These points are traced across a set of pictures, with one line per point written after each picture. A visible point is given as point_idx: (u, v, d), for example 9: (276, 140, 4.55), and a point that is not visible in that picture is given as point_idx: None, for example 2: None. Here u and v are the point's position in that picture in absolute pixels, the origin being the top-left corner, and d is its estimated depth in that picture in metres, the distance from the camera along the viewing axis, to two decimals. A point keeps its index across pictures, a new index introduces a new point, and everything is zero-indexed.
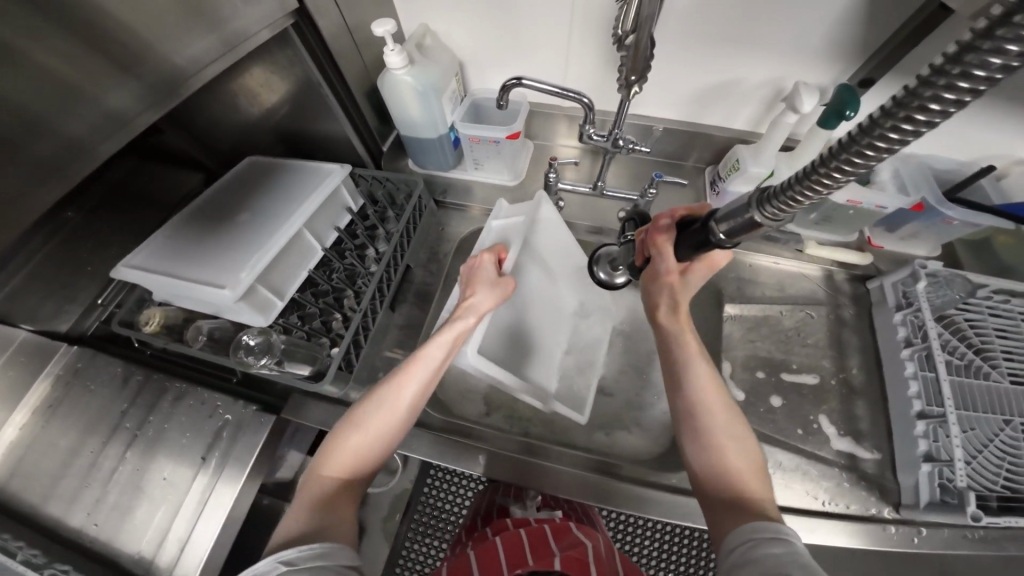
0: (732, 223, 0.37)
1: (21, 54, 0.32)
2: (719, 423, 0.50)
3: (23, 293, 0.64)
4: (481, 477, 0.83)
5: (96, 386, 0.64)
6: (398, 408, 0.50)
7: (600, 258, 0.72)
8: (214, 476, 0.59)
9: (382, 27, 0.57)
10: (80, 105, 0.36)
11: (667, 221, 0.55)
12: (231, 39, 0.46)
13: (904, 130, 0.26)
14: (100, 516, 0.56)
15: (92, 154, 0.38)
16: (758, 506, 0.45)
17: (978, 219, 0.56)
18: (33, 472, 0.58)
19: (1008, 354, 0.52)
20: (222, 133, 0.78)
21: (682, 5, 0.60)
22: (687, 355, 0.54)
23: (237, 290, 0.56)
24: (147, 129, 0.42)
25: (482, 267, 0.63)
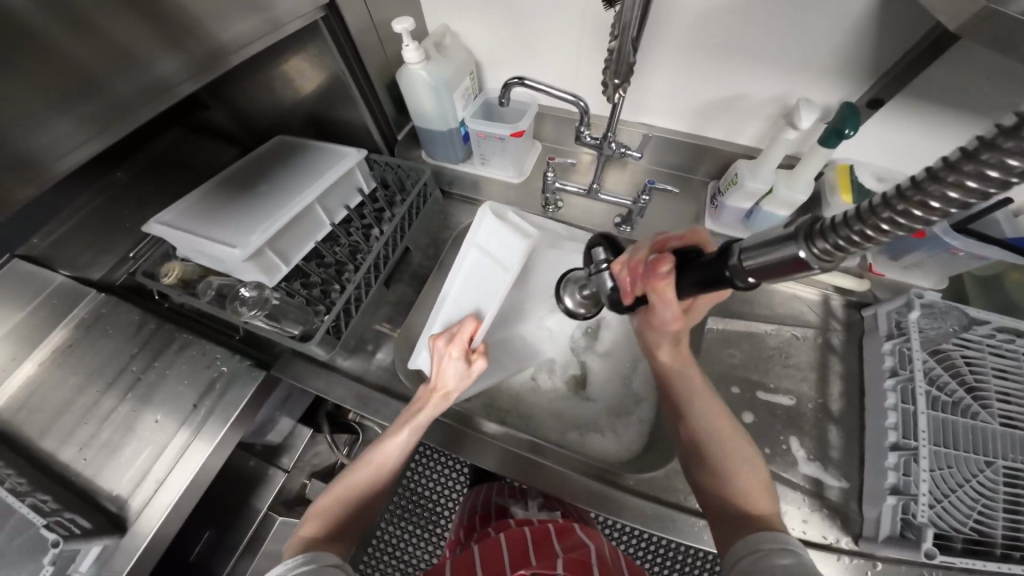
0: (766, 260, 0.27)
1: (89, 22, 0.37)
2: (724, 448, 0.49)
3: (66, 241, 0.73)
4: (464, 481, 0.88)
5: (112, 331, 0.71)
6: (394, 455, 0.54)
7: (567, 282, 0.63)
8: (196, 429, 0.65)
9: (401, 24, 0.61)
10: (129, 67, 0.41)
11: (668, 264, 0.42)
12: (269, 25, 0.52)
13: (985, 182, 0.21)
14: (90, 452, 0.62)
15: (133, 114, 0.43)
16: (768, 520, 0.44)
17: (985, 251, 0.54)
18: (41, 405, 0.64)
19: (1005, 397, 0.50)
20: (257, 116, 0.85)
21: (686, 20, 0.62)
22: (692, 386, 0.53)
23: (246, 250, 0.60)
24: (185, 97, 0.47)
25: (448, 360, 0.55)
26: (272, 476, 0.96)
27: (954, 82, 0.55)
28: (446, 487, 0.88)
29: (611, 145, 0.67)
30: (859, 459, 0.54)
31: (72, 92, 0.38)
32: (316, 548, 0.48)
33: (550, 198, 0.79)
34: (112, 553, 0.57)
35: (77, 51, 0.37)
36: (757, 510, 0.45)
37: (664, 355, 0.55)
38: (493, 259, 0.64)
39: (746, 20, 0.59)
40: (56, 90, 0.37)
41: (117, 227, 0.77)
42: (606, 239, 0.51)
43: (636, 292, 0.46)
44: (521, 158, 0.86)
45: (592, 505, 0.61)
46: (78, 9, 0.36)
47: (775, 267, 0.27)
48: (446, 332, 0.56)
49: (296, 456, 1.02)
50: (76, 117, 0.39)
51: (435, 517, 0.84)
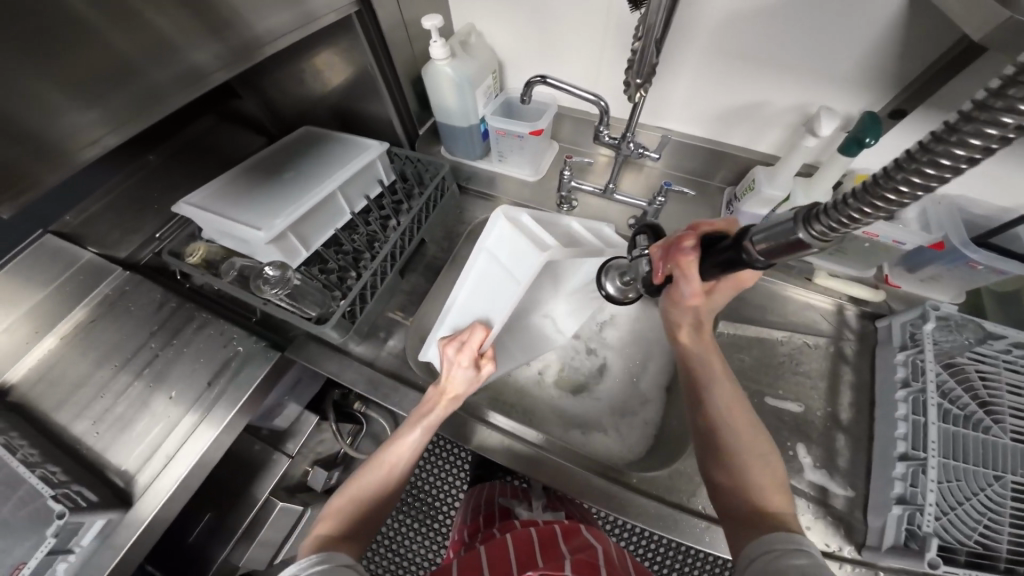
0: (771, 241, 0.31)
1: (134, 12, 0.39)
2: (741, 440, 0.50)
3: (97, 219, 0.77)
4: (466, 483, 0.92)
5: (134, 308, 0.74)
6: (405, 452, 0.55)
7: (608, 269, 0.65)
8: (203, 413, 0.65)
9: (430, 21, 0.63)
10: (169, 55, 0.43)
11: (693, 242, 0.47)
12: (305, 17, 0.54)
13: (952, 162, 0.22)
14: (102, 426, 0.63)
15: (168, 100, 0.45)
16: (775, 517, 0.44)
17: (1004, 265, 0.53)
18: (60, 376, 0.67)
19: (1018, 413, 0.49)
20: (285, 106, 0.88)
21: (710, 26, 0.63)
22: (709, 371, 0.54)
23: (270, 233, 0.62)
24: (219, 84, 0.48)
25: (456, 369, 0.57)
26: (275, 462, 0.95)
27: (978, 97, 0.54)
28: (449, 489, 0.92)
29: (629, 145, 0.67)
30: (866, 469, 0.54)
31: (114, 79, 0.39)
32: (332, 545, 0.48)
33: (565, 196, 0.80)
34: (115, 527, 0.58)
35: (119, 38, 0.39)
36: (762, 504, 0.46)
37: (685, 340, 0.57)
38: (504, 268, 0.62)
39: (770, 28, 0.60)
40: (97, 76, 0.38)
41: (147, 208, 0.81)
42: (648, 226, 0.56)
43: (665, 272, 0.51)
44: (538, 157, 0.87)
45: (591, 499, 0.61)
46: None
47: (778, 247, 0.30)
48: (456, 339, 0.58)
49: (301, 442, 1.02)
50: (114, 104, 0.40)
51: (435, 513, 0.89)
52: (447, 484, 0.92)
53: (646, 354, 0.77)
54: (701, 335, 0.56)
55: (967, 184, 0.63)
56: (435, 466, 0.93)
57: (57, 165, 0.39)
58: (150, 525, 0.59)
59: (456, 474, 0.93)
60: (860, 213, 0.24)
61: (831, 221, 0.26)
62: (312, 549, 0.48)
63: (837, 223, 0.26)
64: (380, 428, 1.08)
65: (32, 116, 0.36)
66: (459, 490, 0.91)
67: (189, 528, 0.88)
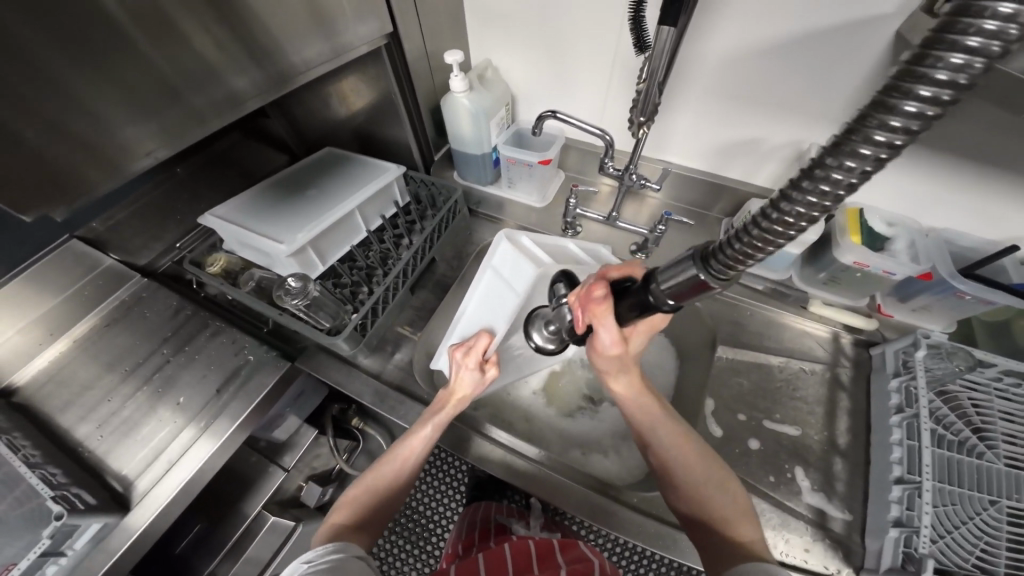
0: (676, 280, 0.33)
1: (186, 42, 0.43)
2: (697, 477, 0.50)
3: (123, 226, 0.79)
4: (461, 504, 0.90)
5: (150, 314, 0.77)
6: (416, 448, 0.56)
7: (535, 319, 0.64)
8: (202, 428, 0.65)
9: (453, 56, 0.69)
10: (211, 82, 0.47)
11: (603, 288, 0.47)
12: (338, 49, 0.60)
13: (837, 183, 0.22)
14: (106, 430, 0.64)
15: (206, 123, 0.49)
16: (749, 548, 0.44)
17: (991, 296, 0.56)
18: (70, 378, 0.69)
19: (1011, 439, 0.50)
20: (311, 126, 0.94)
21: (708, 68, 0.69)
22: (649, 417, 0.54)
23: (292, 246, 0.65)
24: (252, 109, 0.53)
25: (465, 371, 0.58)
26: (271, 476, 0.95)
27: (975, 139, 0.57)
28: (444, 510, 0.89)
29: (632, 176, 0.72)
30: (863, 493, 0.54)
31: (162, 100, 0.44)
32: (345, 535, 0.49)
33: (570, 222, 0.84)
34: (111, 530, 0.57)
35: (166, 70, 0.43)
36: (740, 536, 0.46)
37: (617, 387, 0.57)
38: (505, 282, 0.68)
39: (761, 73, 0.66)
40: (147, 98, 0.42)
41: (169, 217, 0.84)
42: (565, 275, 0.56)
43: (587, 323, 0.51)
44: (545, 185, 0.92)
45: (592, 517, 0.61)
46: (180, 30, 0.42)
47: (686, 287, 0.33)
48: (463, 345, 0.60)
49: (299, 455, 1.01)
50: (163, 123, 0.45)
51: (428, 534, 0.87)
52: (443, 505, 0.90)
53: None
54: (630, 379, 0.56)
55: (958, 217, 0.66)
56: (432, 485, 0.92)
57: (106, 173, 0.42)
58: (146, 531, 0.59)
59: (451, 491, 0.91)
60: (755, 243, 0.26)
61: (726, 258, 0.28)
62: (324, 540, 0.49)
63: (729, 260, 0.28)
64: (376, 446, 1.07)
65: (87, 130, 0.39)
66: (454, 511, 0.89)
67: (178, 538, 0.85)
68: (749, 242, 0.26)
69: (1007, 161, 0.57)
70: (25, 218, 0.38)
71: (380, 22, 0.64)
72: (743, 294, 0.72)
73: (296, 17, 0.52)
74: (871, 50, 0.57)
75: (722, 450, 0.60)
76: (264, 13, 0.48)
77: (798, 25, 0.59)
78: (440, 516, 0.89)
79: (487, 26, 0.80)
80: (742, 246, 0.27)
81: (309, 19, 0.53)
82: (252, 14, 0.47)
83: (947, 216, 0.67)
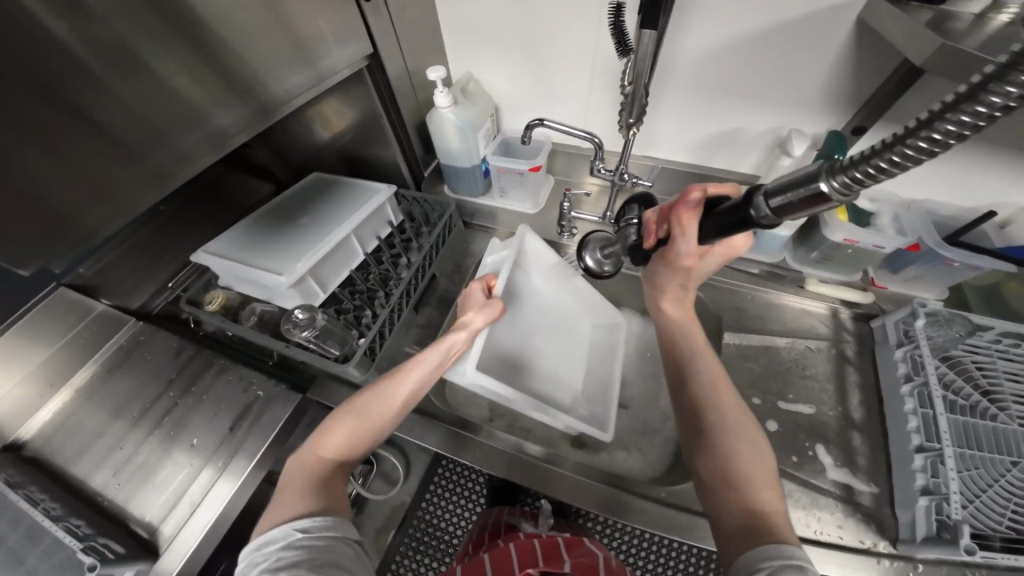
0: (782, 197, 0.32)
1: (167, 83, 0.42)
2: (739, 437, 0.49)
3: (113, 269, 0.76)
4: (481, 505, 0.89)
5: (151, 357, 0.75)
6: (401, 391, 0.53)
7: (588, 243, 0.70)
8: (220, 470, 0.63)
9: (436, 72, 0.70)
10: (197, 123, 0.46)
11: (697, 196, 0.50)
12: (319, 77, 0.59)
13: (972, 119, 0.23)
14: (123, 477, 0.62)
15: (195, 163, 0.48)
16: (770, 517, 0.42)
17: (977, 261, 0.59)
18: (76, 429, 0.67)
19: (1020, 398, 0.52)
20: (297, 152, 0.93)
21: (687, 64, 0.70)
22: (691, 346, 0.59)
23: (292, 277, 0.65)
24: (238, 145, 0.52)
25: (472, 294, 0.65)
26: None
27: None
28: (463, 512, 0.88)
29: (624, 175, 0.73)
30: (885, 464, 0.56)
31: (150, 141, 0.43)
32: (323, 482, 0.48)
33: (566, 226, 0.86)
34: None
35: (151, 112, 0.42)
36: (759, 502, 0.44)
37: (668, 305, 0.63)
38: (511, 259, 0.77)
39: (738, 64, 0.68)
40: (132, 144, 0.41)
41: (158, 257, 0.82)
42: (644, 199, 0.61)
43: (658, 234, 0.57)
44: (537, 192, 0.92)
45: (629, 517, 0.61)
46: (161, 73, 0.41)
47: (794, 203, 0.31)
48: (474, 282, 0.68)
49: None
50: (158, 165, 0.44)
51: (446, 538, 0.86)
52: (461, 509, 0.88)
53: (658, 369, 0.80)
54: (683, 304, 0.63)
55: (937, 189, 0.69)
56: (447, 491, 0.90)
57: (105, 220, 0.42)
58: None
59: (472, 498, 0.89)
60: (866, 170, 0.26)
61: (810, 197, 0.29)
62: (305, 486, 0.47)
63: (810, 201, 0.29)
64: None
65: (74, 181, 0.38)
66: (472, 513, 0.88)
67: None
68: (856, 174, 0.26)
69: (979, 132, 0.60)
70: (23, 273, 0.37)
71: (361, 44, 0.64)
72: (743, 280, 0.74)
73: (276, 45, 0.51)
74: (840, 34, 0.60)
75: None
76: (241, 47, 0.47)
77: (768, 16, 0.61)
78: (462, 524, 0.87)
79: (465, 41, 0.81)
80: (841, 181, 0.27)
81: (290, 47, 0.53)
82: (231, 49, 0.46)
83: (927, 188, 0.70)
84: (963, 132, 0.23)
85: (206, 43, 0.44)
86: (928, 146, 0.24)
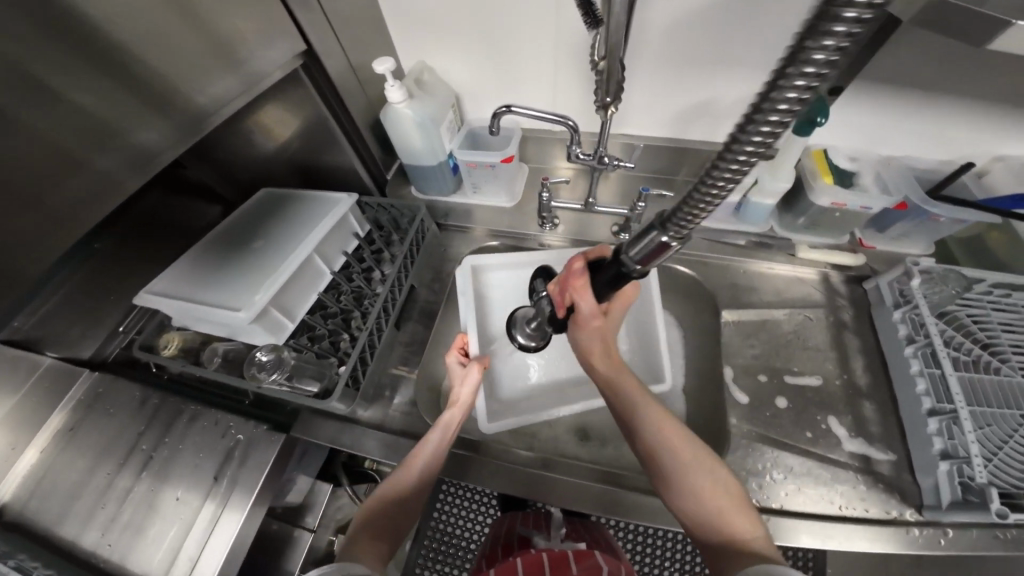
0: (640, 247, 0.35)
1: (64, 98, 0.36)
2: (697, 469, 0.47)
3: (52, 319, 0.69)
4: (495, 509, 0.84)
5: (115, 410, 0.68)
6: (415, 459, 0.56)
7: (517, 321, 0.73)
8: (222, 503, 0.60)
9: (383, 65, 0.62)
10: (115, 143, 0.41)
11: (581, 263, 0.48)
12: (247, 79, 0.51)
13: (776, 122, 0.23)
14: (113, 535, 0.59)
15: (122, 187, 0.43)
16: (754, 550, 0.41)
17: (963, 216, 0.59)
18: (50, 493, 0.62)
19: (1018, 348, 0.55)
20: (244, 167, 0.82)
21: (654, 34, 0.66)
22: (628, 390, 0.54)
23: (250, 311, 0.58)
24: (171, 161, 0.46)
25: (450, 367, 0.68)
26: (298, 537, 0.91)
27: (917, 67, 0.58)
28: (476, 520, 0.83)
29: (603, 159, 0.69)
30: (899, 428, 0.58)
31: (65, 170, 0.38)
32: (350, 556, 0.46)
33: (547, 217, 0.80)
34: None
35: (53, 135, 0.37)
36: (736, 535, 0.42)
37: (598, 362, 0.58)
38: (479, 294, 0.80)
39: (707, 30, 0.64)
40: (38, 177, 0.37)
41: (103, 300, 0.73)
42: (542, 270, 0.56)
43: (566, 304, 0.51)
44: (512, 183, 0.87)
45: (652, 519, 0.59)
46: (55, 89, 0.36)
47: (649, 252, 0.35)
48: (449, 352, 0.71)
49: (320, 513, 0.97)
50: (78, 192, 0.40)
51: (459, 552, 0.81)
52: (473, 517, 0.84)
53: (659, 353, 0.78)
54: (611, 358, 0.57)
55: (918, 144, 0.68)
56: (454, 501, 0.85)
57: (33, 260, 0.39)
58: None
59: (484, 502, 0.85)
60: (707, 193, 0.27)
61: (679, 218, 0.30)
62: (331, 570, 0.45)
63: (684, 220, 0.30)
64: None
65: None
66: (484, 522, 0.83)
67: None
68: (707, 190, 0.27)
69: (958, 81, 0.58)
70: None
71: (290, 41, 0.55)
72: (730, 254, 0.72)
73: (192, 46, 0.44)
74: None
75: (756, 414, 0.61)
76: (145, 55, 0.40)
77: None
78: (478, 528, 0.83)
79: (413, 24, 0.72)
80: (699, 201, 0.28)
81: (210, 47, 0.45)
82: (136, 56, 0.40)
83: (906, 144, 0.68)
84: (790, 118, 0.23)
85: (103, 47, 0.37)
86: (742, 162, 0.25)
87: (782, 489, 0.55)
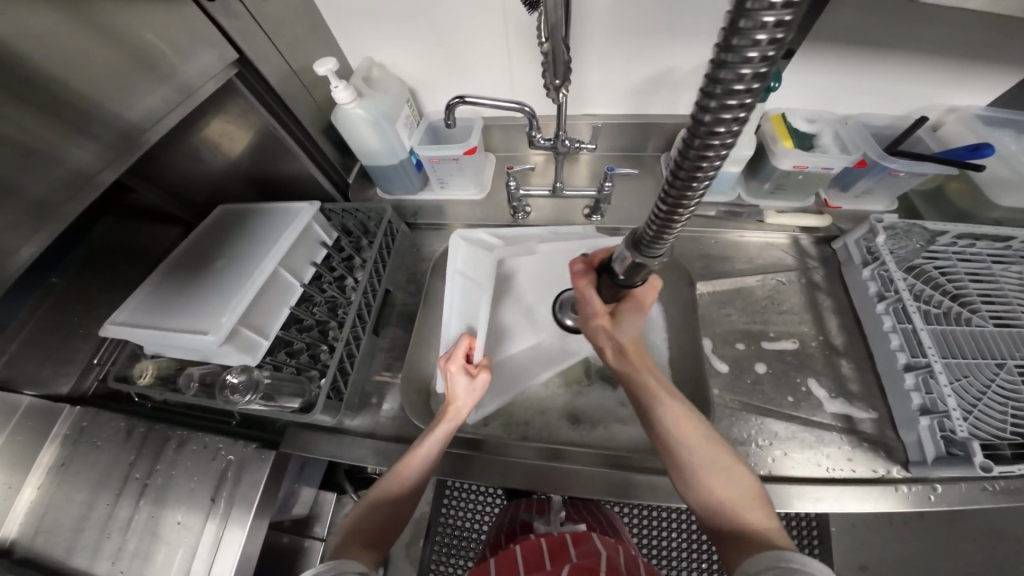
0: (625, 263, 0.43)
1: None
2: (711, 467, 0.46)
3: (20, 358, 0.67)
4: (501, 496, 0.86)
5: (101, 442, 0.67)
6: (412, 468, 0.55)
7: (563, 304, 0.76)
8: (223, 521, 0.60)
9: (324, 67, 0.59)
10: (39, 168, 0.38)
11: (582, 265, 0.56)
12: (181, 90, 0.48)
13: (729, 114, 0.25)
14: (123, 563, 0.59)
15: (58, 216, 0.41)
16: (766, 539, 0.41)
17: (920, 168, 0.60)
18: (55, 527, 0.62)
19: (984, 296, 0.58)
20: (196, 184, 0.76)
21: (601, 11, 0.64)
22: (645, 392, 0.50)
23: (220, 333, 0.56)
24: (110, 183, 0.44)
25: (455, 379, 0.60)
26: (309, 548, 0.92)
27: (864, 24, 0.58)
28: (483, 513, 0.85)
29: (565, 142, 0.67)
30: (875, 384, 0.60)
31: None
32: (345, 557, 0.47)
33: (517, 206, 0.78)
34: None
35: None
36: (749, 525, 0.43)
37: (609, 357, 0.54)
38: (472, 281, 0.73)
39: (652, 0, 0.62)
40: None
41: (72, 334, 0.71)
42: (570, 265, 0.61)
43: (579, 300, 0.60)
44: (478, 174, 0.85)
45: (649, 498, 0.60)
46: None
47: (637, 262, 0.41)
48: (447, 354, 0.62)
49: (329, 522, 0.98)
50: (8, 223, 0.38)
51: (468, 545, 0.82)
52: (480, 511, 0.85)
53: None
54: (624, 356, 0.53)
55: (874, 100, 0.68)
56: (461, 496, 0.86)
57: None
58: None
59: (490, 494, 0.86)
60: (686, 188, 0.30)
61: (656, 226, 0.35)
62: None
63: (661, 227, 0.34)
64: None
65: None
66: (490, 514, 0.84)
67: None
68: (672, 200, 0.31)
69: (905, 34, 0.58)
70: None
71: (217, 50, 0.51)
72: (701, 226, 0.72)
73: (110, 59, 0.41)
74: None
75: (738, 382, 0.62)
76: (59, 71, 0.38)
77: None
78: (485, 520, 0.84)
79: (352, 19, 0.69)
80: (668, 209, 0.32)
81: (131, 58, 0.42)
82: (47, 75, 0.37)
83: (861, 101, 0.68)
84: (737, 119, 0.26)
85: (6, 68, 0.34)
86: (705, 157, 0.27)
87: (770, 455, 0.57)
